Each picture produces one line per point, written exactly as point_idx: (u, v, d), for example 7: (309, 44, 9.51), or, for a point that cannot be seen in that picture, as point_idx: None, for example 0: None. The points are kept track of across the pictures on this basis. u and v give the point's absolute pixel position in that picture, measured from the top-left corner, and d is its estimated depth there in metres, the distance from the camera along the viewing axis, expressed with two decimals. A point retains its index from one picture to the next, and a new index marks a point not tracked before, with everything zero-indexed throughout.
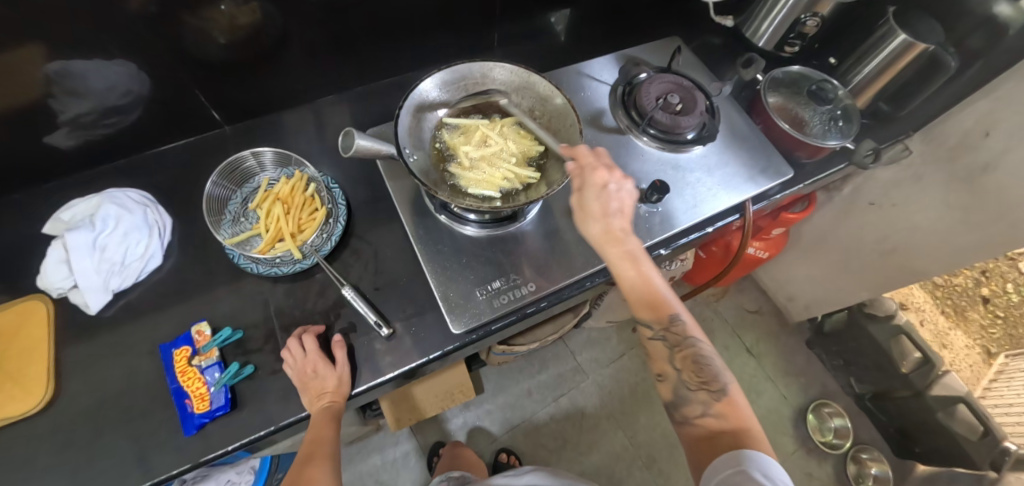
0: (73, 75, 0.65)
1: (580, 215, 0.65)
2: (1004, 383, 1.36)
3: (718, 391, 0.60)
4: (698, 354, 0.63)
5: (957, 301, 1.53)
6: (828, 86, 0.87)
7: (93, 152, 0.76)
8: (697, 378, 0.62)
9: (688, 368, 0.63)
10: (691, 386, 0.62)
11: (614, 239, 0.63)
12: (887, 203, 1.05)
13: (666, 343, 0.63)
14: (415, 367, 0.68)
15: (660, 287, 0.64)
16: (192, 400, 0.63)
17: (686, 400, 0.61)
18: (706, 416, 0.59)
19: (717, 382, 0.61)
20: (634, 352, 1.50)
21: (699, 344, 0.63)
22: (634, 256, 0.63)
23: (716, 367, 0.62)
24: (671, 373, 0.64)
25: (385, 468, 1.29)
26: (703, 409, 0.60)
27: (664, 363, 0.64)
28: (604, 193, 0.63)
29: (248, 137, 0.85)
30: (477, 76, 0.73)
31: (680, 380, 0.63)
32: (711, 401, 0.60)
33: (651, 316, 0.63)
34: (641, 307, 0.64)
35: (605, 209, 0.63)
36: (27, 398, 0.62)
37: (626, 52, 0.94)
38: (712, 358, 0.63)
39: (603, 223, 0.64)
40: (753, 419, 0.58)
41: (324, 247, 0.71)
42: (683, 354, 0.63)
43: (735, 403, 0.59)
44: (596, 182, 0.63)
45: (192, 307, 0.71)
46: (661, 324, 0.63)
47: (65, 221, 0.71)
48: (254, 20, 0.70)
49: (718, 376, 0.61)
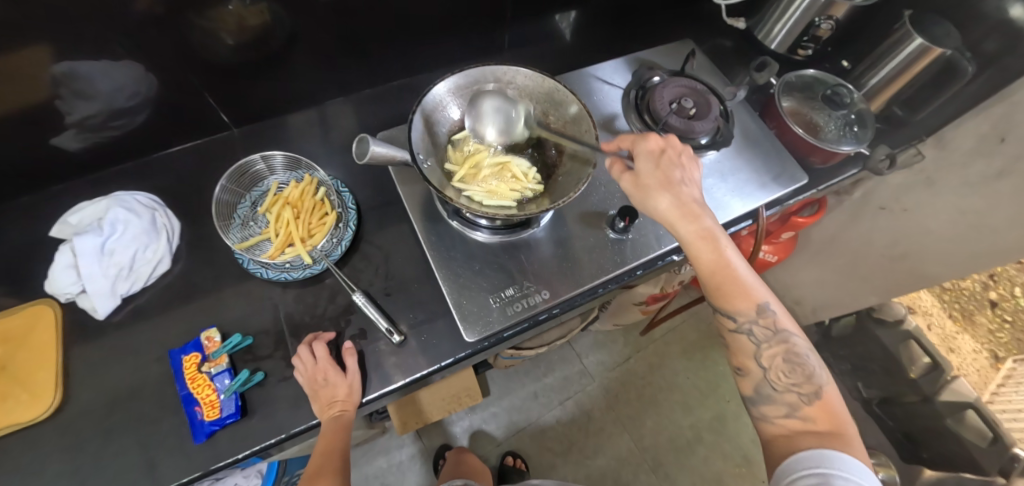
0: (80, 76, 0.64)
1: (641, 194, 0.63)
2: (1013, 387, 1.34)
3: (810, 393, 0.57)
4: (791, 351, 0.59)
5: (965, 304, 1.52)
6: (842, 90, 0.85)
7: (101, 154, 0.75)
8: (787, 378, 0.58)
9: (778, 366, 0.59)
10: (778, 386, 0.58)
11: (688, 217, 0.61)
12: (899, 208, 1.03)
13: (753, 337, 0.60)
14: (425, 374, 0.68)
15: (746, 275, 0.61)
16: (201, 407, 0.62)
17: (769, 399, 0.58)
18: (791, 418, 0.56)
19: (809, 384, 0.57)
20: (640, 355, 1.49)
21: (792, 338, 0.59)
22: (711, 235, 0.61)
23: (811, 366, 0.58)
24: (755, 371, 0.60)
25: (391, 471, 1.28)
26: (789, 410, 0.57)
27: (749, 358, 0.60)
28: (665, 162, 0.64)
29: (256, 139, 0.84)
30: (491, 81, 0.72)
31: (765, 378, 0.59)
32: (801, 403, 0.56)
33: (736, 306, 0.60)
34: (724, 297, 0.61)
35: (667, 178, 0.62)
36: (34, 405, 0.62)
37: (638, 55, 0.93)
38: (806, 356, 0.59)
39: (675, 197, 0.62)
40: (846, 423, 0.55)
41: (334, 252, 0.71)
42: (772, 350, 0.59)
43: (829, 405, 0.56)
44: (649, 147, 0.64)
45: (201, 312, 0.70)
46: (749, 314, 0.60)
47: (73, 225, 0.70)
48: (264, 21, 0.70)
49: (812, 375, 0.58)
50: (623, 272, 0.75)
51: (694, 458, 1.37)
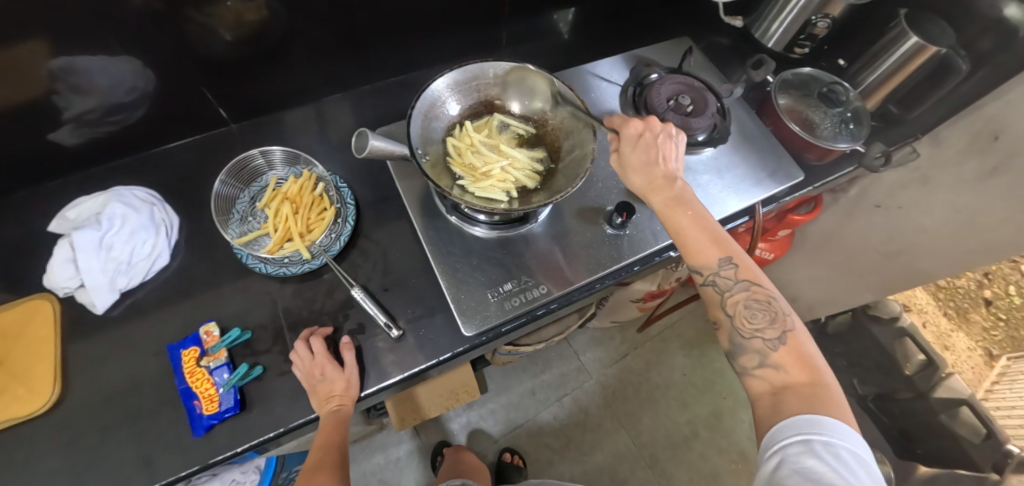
0: (78, 71, 0.64)
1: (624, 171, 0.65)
2: (1006, 385, 1.36)
3: (775, 339, 0.56)
4: (755, 297, 0.58)
5: (959, 303, 1.53)
6: (839, 88, 0.86)
7: (99, 149, 0.75)
8: (752, 325, 0.58)
9: (744, 313, 0.58)
10: (745, 334, 0.58)
11: (658, 188, 0.63)
12: (893, 205, 1.03)
13: (718, 288, 0.60)
14: (422, 369, 0.68)
15: (708, 228, 0.61)
16: (200, 401, 0.62)
17: (741, 349, 0.58)
18: (765, 367, 0.55)
19: (776, 330, 0.57)
20: (637, 352, 1.50)
21: (756, 284, 0.59)
22: (678, 199, 0.62)
23: (778, 311, 0.58)
24: (725, 321, 0.60)
25: (388, 468, 1.29)
26: (761, 359, 0.56)
27: (717, 310, 0.60)
28: (644, 141, 0.64)
29: (255, 135, 0.85)
30: (490, 76, 0.72)
31: (735, 328, 0.59)
32: (769, 350, 0.56)
33: (701, 260, 0.60)
34: (689, 253, 0.61)
35: (647, 161, 0.63)
36: (32, 399, 0.62)
37: (635, 52, 0.93)
38: (773, 300, 0.58)
39: (645, 173, 0.64)
40: (822, 371, 0.53)
41: (333, 247, 0.71)
42: (736, 297, 0.59)
43: (797, 351, 0.55)
44: (630, 133, 0.65)
45: (200, 306, 0.70)
46: (712, 267, 0.60)
47: (71, 220, 0.70)
48: (261, 17, 0.70)
49: (780, 319, 0.57)
50: (620, 267, 0.76)
51: (691, 455, 1.38)
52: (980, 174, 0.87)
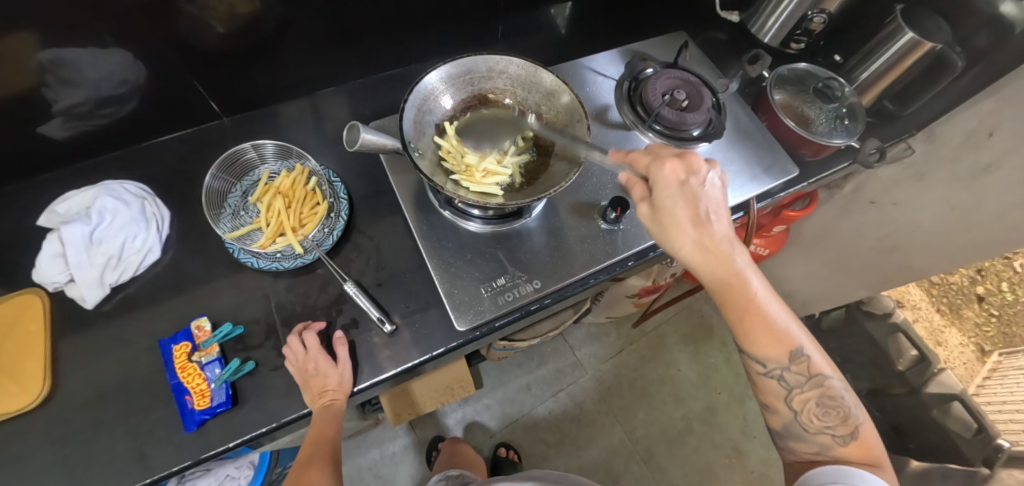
0: (68, 63, 0.63)
1: (669, 235, 0.59)
2: (998, 380, 1.37)
3: (844, 435, 0.57)
4: (826, 394, 0.58)
5: (953, 298, 1.53)
6: (834, 83, 0.88)
7: (89, 141, 0.74)
8: (821, 421, 0.58)
9: (811, 409, 0.58)
10: (812, 429, 0.58)
11: (715, 260, 0.58)
12: (887, 202, 1.04)
13: (784, 384, 0.58)
14: (415, 364, 0.68)
15: (777, 318, 0.58)
16: (192, 396, 0.62)
17: (799, 437, 0.59)
18: (824, 456, 0.57)
19: (846, 425, 0.57)
20: (633, 347, 1.50)
21: (826, 381, 0.58)
22: (740, 277, 0.58)
23: (847, 406, 0.58)
24: (785, 412, 0.60)
25: (384, 463, 1.29)
26: (822, 449, 0.57)
27: (780, 401, 0.59)
28: (691, 197, 0.58)
29: (247, 129, 0.84)
30: (483, 70, 0.72)
31: (797, 420, 0.59)
32: (835, 445, 0.57)
33: (767, 353, 0.58)
34: (753, 343, 0.58)
35: (700, 222, 0.57)
36: (22, 395, 0.61)
37: (631, 46, 0.92)
38: (843, 396, 0.58)
39: (702, 242, 0.57)
40: (881, 455, 0.56)
41: (325, 242, 0.70)
42: (806, 394, 0.58)
43: (865, 446, 0.56)
44: (669, 179, 0.58)
45: (191, 300, 0.70)
46: (781, 362, 0.58)
47: (61, 214, 0.69)
48: (254, 9, 0.69)
49: (849, 417, 0.57)
50: (615, 262, 0.75)
51: (685, 449, 1.39)
52: (975, 171, 0.88)
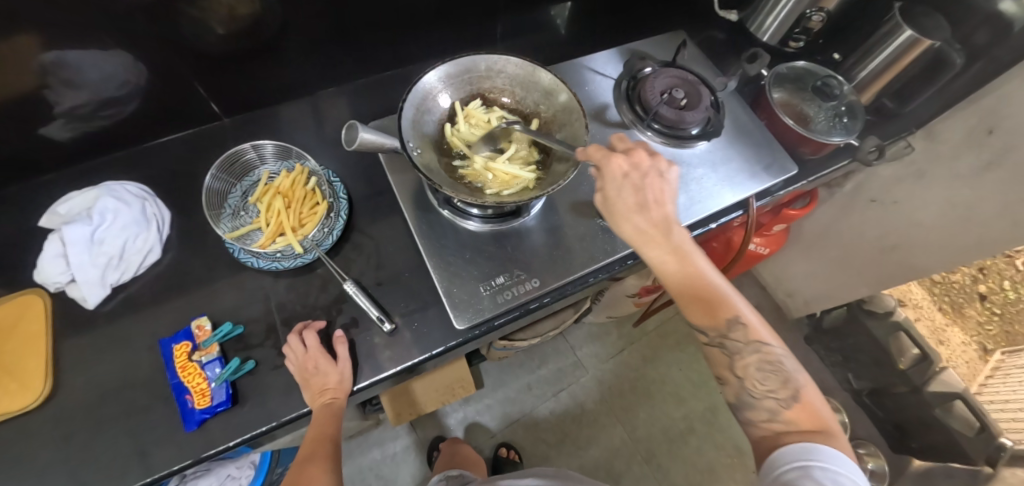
0: (70, 65, 0.63)
1: (611, 217, 0.61)
2: (1001, 379, 1.37)
3: (787, 398, 0.55)
4: (765, 359, 0.58)
5: (954, 297, 1.52)
6: (833, 81, 0.86)
7: (90, 143, 0.75)
8: (763, 385, 0.57)
9: (753, 375, 0.58)
10: (756, 394, 0.57)
11: (653, 241, 0.59)
12: (888, 200, 1.06)
13: (726, 350, 0.59)
14: (416, 362, 0.68)
15: (716, 290, 0.59)
16: (193, 396, 0.62)
17: (749, 406, 0.57)
18: (774, 422, 0.55)
19: (787, 388, 0.56)
20: (634, 347, 1.50)
21: (766, 346, 0.58)
22: (679, 255, 0.59)
23: (787, 369, 0.57)
24: (733, 380, 0.59)
25: (385, 463, 1.29)
26: (771, 415, 0.55)
27: (726, 369, 0.59)
28: (630, 181, 0.60)
29: (247, 130, 0.84)
30: (481, 70, 0.72)
31: (744, 387, 0.58)
32: (780, 409, 0.55)
33: (708, 323, 0.59)
34: (694, 314, 0.59)
35: (640, 202, 0.60)
36: (23, 395, 0.61)
37: (629, 45, 0.93)
38: (782, 361, 0.57)
39: (642, 221, 0.60)
40: (829, 420, 0.54)
41: (325, 241, 0.70)
42: (746, 360, 0.58)
43: (809, 407, 0.54)
44: (614, 171, 0.60)
45: (192, 300, 0.70)
46: (719, 330, 0.58)
47: (62, 215, 0.70)
48: (254, 11, 0.69)
49: (789, 379, 0.56)
50: (614, 261, 0.76)
51: (687, 449, 1.38)
52: (976, 169, 0.89)
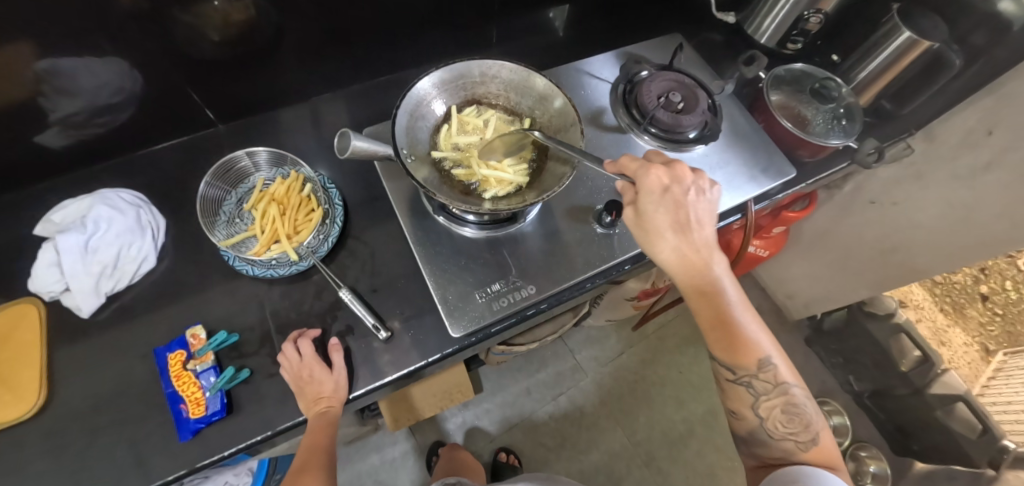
0: (64, 73, 0.63)
1: (647, 237, 0.59)
2: (1003, 380, 1.36)
3: (807, 441, 0.57)
4: (791, 402, 0.57)
5: (956, 298, 1.51)
6: (830, 84, 0.87)
7: (85, 150, 0.74)
8: (785, 427, 0.57)
9: (775, 416, 0.58)
10: (776, 435, 0.58)
11: (693, 265, 0.58)
12: (887, 202, 1.05)
13: (752, 390, 0.58)
14: (413, 369, 0.67)
15: (749, 323, 0.58)
16: (186, 405, 0.62)
17: (765, 444, 0.58)
18: (788, 461, 0.57)
19: (807, 433, 0.57)
20: (633, 350, 1.49)
21: (792, 389, 0.57)
22: (718, 284, 0.58)
23: (809, 414, 0.58)
24: (751, 418, 0.59)
25: (384, 468, 1.28)
26: (787, 455, 0.57)
27: (746, 408, 0.59)
28: (671, 198, 0.58)
29: (242, 136, 0.84)
30: (475, 75, 0.72)
31: (763, 427, 0.58)
32: (799, 451, 0.56)
33: (738, 360, 0.57)
34: (724, 347, 0.57)
35: (684, 228, 0.58)
36: (17, 405, 0.61)
37: (626, 49, 0.92)
38: (804, 405, 0.58)
39: (684, 247, 0.58)
40: (837, 461, 0.57)
41: (320, 248, 0.70)
42: (772, 401, 0.57)
43: (824, 451, 0.56)
44: (652, 184, 0.59)
45: (187, 308, 0.70)
46: (751, 370, 0.57)
47: (56, 223, 0.70)
48: (249, 17, 0.69)
49: (810, 425, 0.57)
50: (612, 266, 0.75)
51: (687, 452, 1.38)
52: (976, 169, 0.88)
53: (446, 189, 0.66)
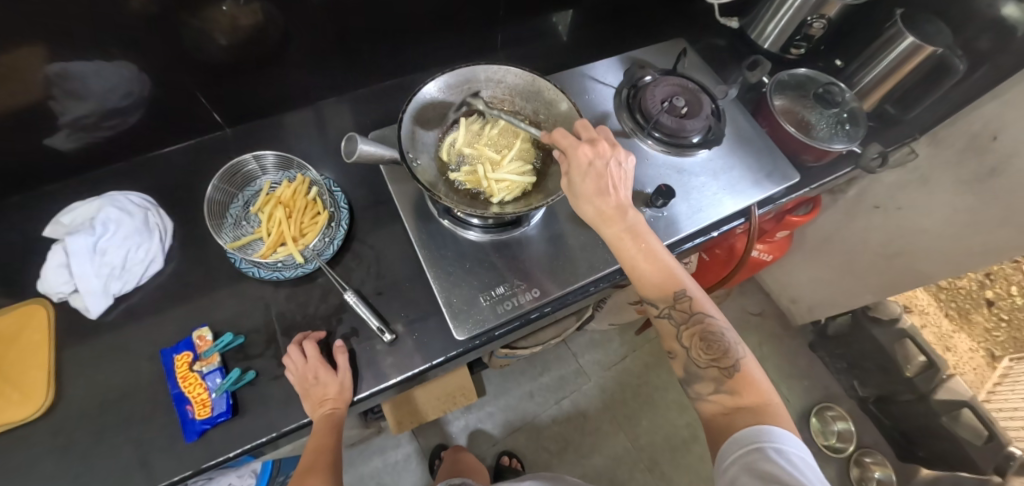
0: (74, 77, 0.64)
1: (571, 196, 0.62)
2: (1008, 386, 1.35)
3: (729, 367, 0.58)
4: (708, 330, 0.60)
5: (961, 303, 1.50)
6: (835, 88, 0.84)
7: (93, 153, 0.75)
8: (707, 355, 0.60)
9: (697, 345, 0.60)
10: (702, 364, 0.60)
11: (610, 219, 0.61)
12: (892, 206, 1.05)
13: (674, 323, 0.61)
14: (417, 372, 0.68)
15: (663, 265, 0.61)
16: (193, 406, 0.62)
17: (698, 377, 0.60)
18: (719, 394, 0.58)
19: (728, 359, 0.59)
20: (637, 354, 1.49)
21: (709, 319, 0.60)
22: (633, 232, 0.61)
23: (728, 342, 0.60)
24: (680, 351, 0.62)
25: (386, 471, 1.28)
26: (716, 386, 0.58)
27: (673, 341, 0.62)
28: (594, 169, 0.60)
29: (249, 139, 0.85)
30: (481, 80, 0.72)
31: (690, 358, 0.61)
32: (724, 379, 0.58)
33: (657, 296, 0.61)
34: (645, 286, 0.62)
35: (600, 184, 0.60)
36: (25, 405, 0.62)
37: (630, 53, 0.93)
38: (723, 332, 0.60)
39: (599, 201, 0.60)
40: (769, 391, 0.57)
41: (326, 251, 0.71)
42: (691, 331, 0.60)
43: (748, 376, 0.58)
44: (580, 159, 0.60)
45: (194, 310, 0.70)
46: (667, 305, 0.61)
47: (65, 225, 0.70)
48: (257, 21, 0.70)
49: (730, 349, 0.59)
50: (615, 270, 0.75)
51: (691, 457, 1.37)
52: (980, 174, 0.88)
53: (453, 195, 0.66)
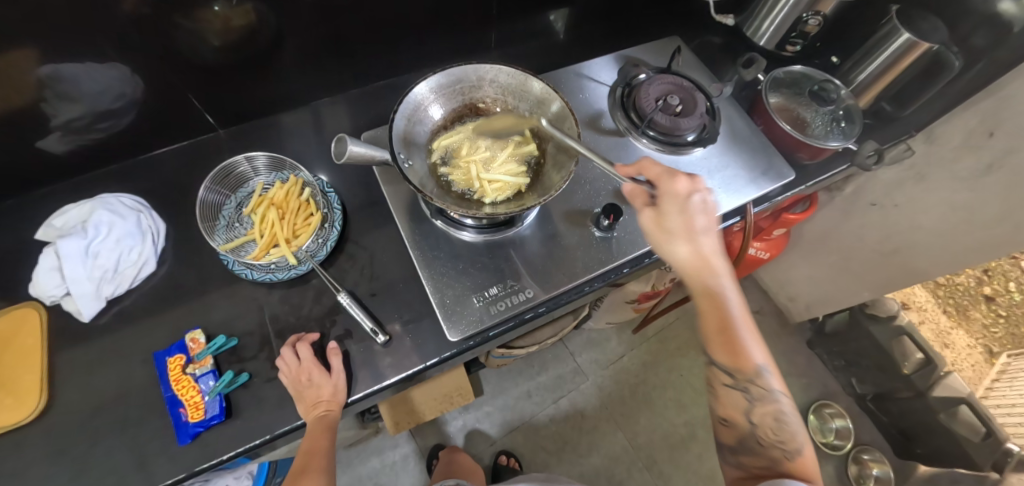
0: (66, 79, 0.64)
1: (659, 238, 0.61)
2: (1006, 383, 1.34)
3: (792, 450, 0.57)
4: (775, 409, 0.59)
5: (959, 300, 1.51)
6: (829, 86, 0.87)
7: (86, 155, 0.75)
8: (773, 435, 0.58)
9: (766, 423, 0.59)
10: (764, 442, 0.59)
11: (700, 271, 0.59)
12: (889, 204, 1.05)
13: (744, 393, 0.60)
14: (412, 373, 0.67)
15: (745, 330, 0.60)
16: (186, 409, 0.62)
17: (751, 451, 0.59)
18: (772, 472, 0.57)
19: (792, 443, 0.58)
20: (634, 353, 1.49)
21: (779, 398, 0.59)
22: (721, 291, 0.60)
23: (795, 428, 0.59)
24: (741, 424, 0.60)
25: (385, 471, 1.28)
26: (772, 465, 0.58)
27: (738, 413, 0.60)
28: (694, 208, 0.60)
29: (243, 141, 0.84)
30: (473, 80, 0.72)
31: (752, 433, 0.60)
32: (783, 462, 0.57)
33: (732, 362, 0.59)
34: (721, 347, 0.60)
35: (692, 230, 0.59)
36: (18, 408, 0.61)
37: (625, 52, 0.92)
38: (790, 415, 0.59)
39: (695, 249, 0.59)
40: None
41: (319, 252, 0.70)
42: (759, 406, 0.59)
43: (807, 466, 0.57)
44: (676, 192, 0.61)
45: (187, 313, 0.70)
46: (742, 373, 0.59)
47: (58, 228, 0.70)
48: (249, 22, 0.69)
49: (795, 436, 0.58)
50: (610, 270, 0.75)
51: (689, 455, 1.37)
52: (976, 172, 0.88)
53: (444, 195, 0.66)
